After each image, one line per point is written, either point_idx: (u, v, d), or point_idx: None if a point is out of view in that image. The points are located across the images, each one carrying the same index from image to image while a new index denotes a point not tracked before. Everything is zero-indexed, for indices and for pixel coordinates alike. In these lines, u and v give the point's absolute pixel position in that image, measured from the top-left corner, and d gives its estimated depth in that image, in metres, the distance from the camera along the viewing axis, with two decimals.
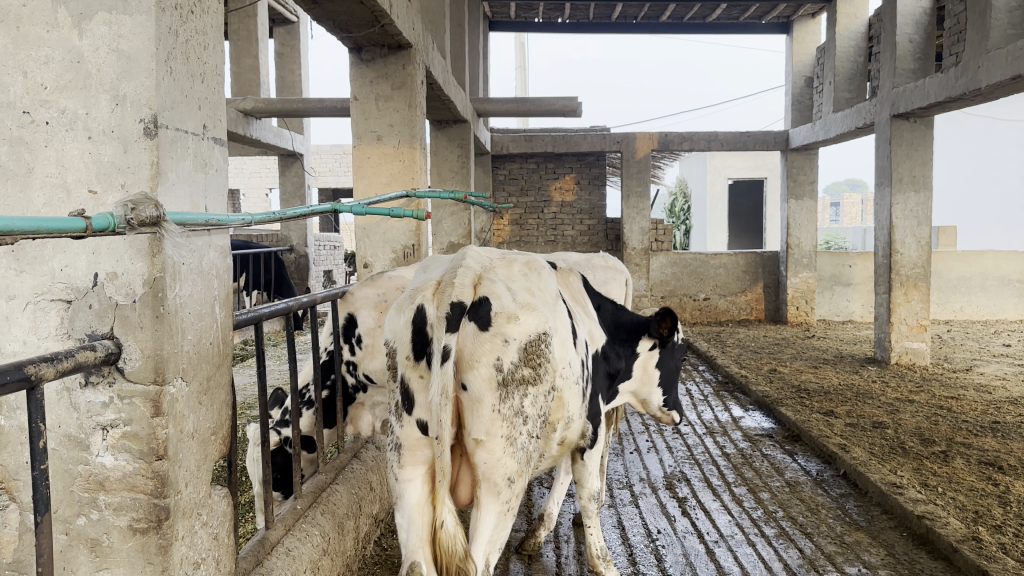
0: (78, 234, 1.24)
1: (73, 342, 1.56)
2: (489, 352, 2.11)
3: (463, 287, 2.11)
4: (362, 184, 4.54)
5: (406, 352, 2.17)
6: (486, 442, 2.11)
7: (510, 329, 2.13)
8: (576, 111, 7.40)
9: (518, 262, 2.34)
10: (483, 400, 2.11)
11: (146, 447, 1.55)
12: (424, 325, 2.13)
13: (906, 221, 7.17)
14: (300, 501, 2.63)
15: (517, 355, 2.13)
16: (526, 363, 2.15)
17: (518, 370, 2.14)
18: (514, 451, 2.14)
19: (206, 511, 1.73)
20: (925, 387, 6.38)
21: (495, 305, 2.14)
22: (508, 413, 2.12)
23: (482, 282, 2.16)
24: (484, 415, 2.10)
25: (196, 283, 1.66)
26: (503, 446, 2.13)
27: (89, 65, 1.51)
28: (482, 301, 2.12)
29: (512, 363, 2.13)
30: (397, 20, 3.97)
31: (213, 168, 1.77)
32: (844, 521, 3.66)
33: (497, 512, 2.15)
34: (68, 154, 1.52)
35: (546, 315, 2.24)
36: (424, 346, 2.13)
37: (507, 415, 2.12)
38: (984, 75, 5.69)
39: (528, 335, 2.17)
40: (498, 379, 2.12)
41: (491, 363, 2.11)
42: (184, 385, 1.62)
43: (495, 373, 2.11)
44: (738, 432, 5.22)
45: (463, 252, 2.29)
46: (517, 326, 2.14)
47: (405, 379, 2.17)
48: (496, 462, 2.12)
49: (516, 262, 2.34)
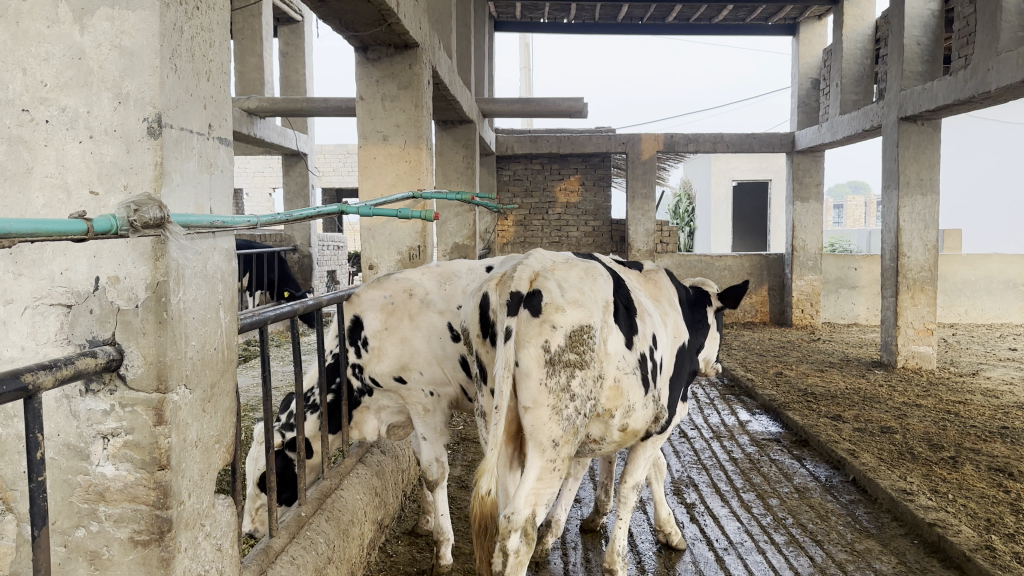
0: (80, 237, 1.19)
1: (73, 349, 1.51)
2: (538, 336, 2.32)
3: (520, 279, 2.37)
4: (368, 184, 4.49)
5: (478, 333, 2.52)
6: (534, 409, 2.31)
7: (558, 318, 2.33)
8: (582, 112, 7.35)
9: (582, 266, 2.51)
10: (530, 375, 2.31)
11: (148, 457, 1.50)
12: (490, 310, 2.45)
13: (914, 224, 7.11)
14: (305, 507, 2.58)
15: (564, 341, 2.32)
16: (571, 349, 2.33)
17: (564, 353, 2.32)
18: (561, 420, 2.31)
19: (209, 522, 1.68)
20: (932, 391, 6.32)
21: (545, 298, 2.35)
22: (555, 387, 2.31)
23: (538, 277, 2.39)
24: (533, 386, 2.31)
25: (200, 287, 1.61)
26: (549, 415, 2.30)
27: (91, 63, 1.46)
28: (536, 293, 2.35)
29: (558, 346, 2.32)
30: (404, 19, 3.92)
31: (218, 168, 1.72)
32: (854, 528, 3.60)
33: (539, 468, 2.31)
34: (68, 153, 1.48)
35: (597, 312, 2.40)
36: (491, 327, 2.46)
37: (553, 388, 2.31)
38: (994, 77, 5.63)
39: (575, 324, 2.35)
40: (547, 358, 2.31)
41: (540, 345, 2.31)
42: (187, 393, 1.57)
43: (543, 353, 2.31)
44: (745, 437, 5.16)
45: (530, 254, 2.54)
46: (563, 316, 2.34)
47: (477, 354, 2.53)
48: (541, 425, 2.30)
49: (579, 266, 2.50)
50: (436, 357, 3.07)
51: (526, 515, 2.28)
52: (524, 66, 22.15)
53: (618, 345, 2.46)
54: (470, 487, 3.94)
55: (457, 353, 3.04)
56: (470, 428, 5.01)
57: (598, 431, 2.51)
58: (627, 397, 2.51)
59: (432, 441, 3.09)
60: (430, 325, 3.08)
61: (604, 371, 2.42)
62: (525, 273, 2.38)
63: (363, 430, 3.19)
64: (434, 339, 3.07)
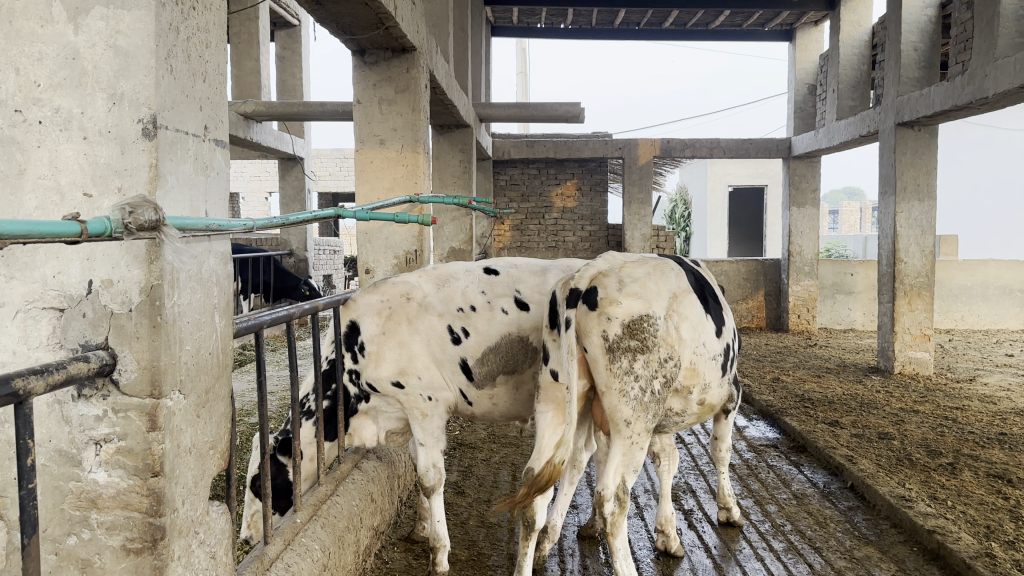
0: (72, 239, 1.16)
1: (65, 353, 1.48)
2: (596, 327, 2.61)
3: (581, 277, 2.66)
4: (365, 188, 4.48)
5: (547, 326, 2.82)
6: (604, 392, 2.62)
7: (614, 310, 2.60)
8: (579, 117, 7.33)
9: (647, 262, 2.76)
10: (597, 361, 2.63)
11: (141, 463, 1.47)
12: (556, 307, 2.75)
13: (910, 230, 7.11)
14: (299, 514, 2.56)
15: (620, 330, 2.60)
16: (630, 337, 2.60)
17: (622, 340, 2.60)
18: (627, 398, 2.60)
19: (203, 529, 1.65)
20: (929, 397, 6.31)
21: (601, 294, 2.62)
22: (619, 371, 2.60)
23: (600, 275, 2.67)
24: (601, 370, 2.62)
25: (194, 291, 1.58)
26: (618, 396, 2.61)
27: (85, 62, 1.44)
28: (591, 289, 2.63)
29: (618, 334, 2.60)
30: (402, 22, 3.91)
31: (213, 171, 1.70)
32: (852, 535, 3.58)
33: (621, 446, 2.60)
34: (61, 154, 1.45)
35: (654, 301, 2.65)
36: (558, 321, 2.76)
37: (617, 371, 2.60)
38: (991, 83, 5.63)
39: (634, 314, 2.61)
40: (607, 346, 2.61)
41: (599, 335, 2.61)
42: (181, 398, 1.55)
43: (604, 342, 2.61)
44: (743, 442, 5.14)
45: (599, 255, 2.80)
46: (619, 308, 2.60)
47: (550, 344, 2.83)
48: (612, 405, 2.61)
49: (646, 263, 2.75)
50: (436, 361, 3.09)
51: (616, 485, 2.57)
52: (520, 71, 22.13)
53: (689, 331, 2.74)
54: (466, 493, 3.92)
55: (459, 357, 3.07)
56: (467, 434, 4.98)
57: (680, 405, 2.85)
58: (703, 376, 2.83)
59: (430, 447, 3.03)
60: (429, 329, 3.08)
61: (677, 353, 2.70)
62: (588, 274, 2.67)
63: (362, 437, 3.18)
64: (433, 343, 3.07)
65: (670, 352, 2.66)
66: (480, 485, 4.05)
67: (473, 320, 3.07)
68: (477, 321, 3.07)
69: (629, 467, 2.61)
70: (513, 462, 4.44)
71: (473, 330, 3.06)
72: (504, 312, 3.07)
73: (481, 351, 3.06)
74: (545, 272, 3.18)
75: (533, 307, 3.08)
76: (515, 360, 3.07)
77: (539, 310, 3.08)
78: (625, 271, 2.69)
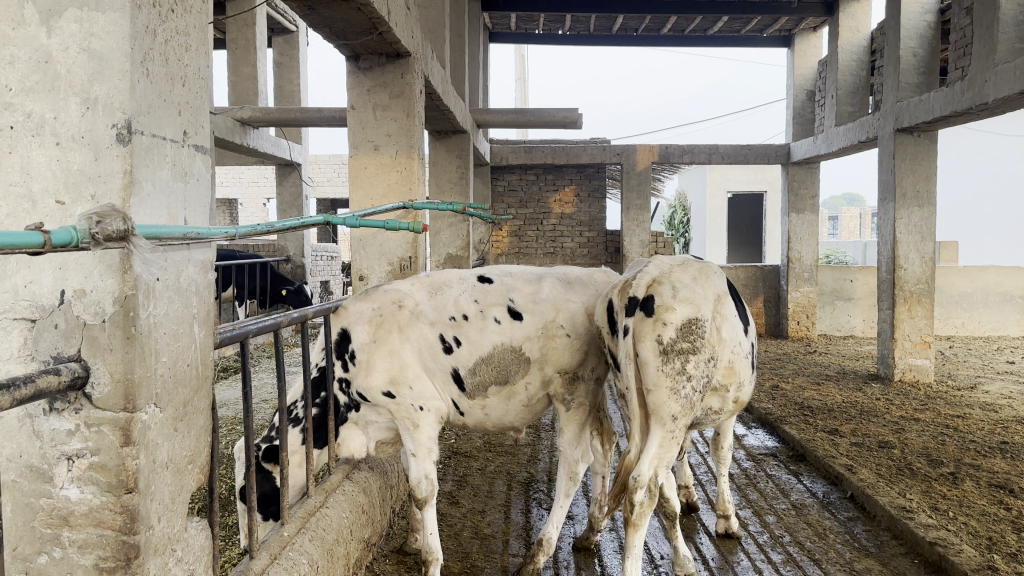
0: (35, 250, 1.11)
1: (36, 366, 1.43)
2: (652, 332, 2.61)
3: (636, 284, 2.66)
4: (359, 195, 4.43)
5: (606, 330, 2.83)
6: (654, 392, 2.61)
7: (669, 316, 2.61)
8: (577, 123, 7.30)
9: (691, 267, 2.78)
10: (650, 364, 2.62)
11: (114, 480, 1.42)
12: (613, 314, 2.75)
13: (910, 236, 7.07)
14: (288, 527, 2.50)
15: (674, 333, 2.60)
16: (682, 339, 2.60)
17: (676, 343, 2.60)
18: (679, 397, 2.60)
19: (180, 547, 1.61)
20: (930, 405, 6.26)
21: (657, 301, 2.63)
22: (671, 373, 2.60)
23: (655, 280, 2.68)
24: (651, 373, 2.61)
25: (171, 301, 1.54)
26: (666, 395, 2.59)
27: (58, 66, 1.40)
28: (648, 297, 2.64)
29: (672, 338, 2.60)
30: (396, 27, 3.86)
31: (193, 177, 1.65)
32: (852, 547, 3.53)
33: (662, 437, 2.62)
34: (33, 161, 1.41)
35: (704, 306, 2.66)
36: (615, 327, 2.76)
37: (670, 372, 2.60)
38: (991, 88, 5.59)
39: (685, 318, 2.62)
40: (661, 349, 2.60)
41: (654, 339, 2.60)
42: (158, 412, 1.50)
43: (658, 345, 2.60)
44: (742, 451, 5.09)
45: (647, 262, 2.81)
46: (674, 313, 2.61)
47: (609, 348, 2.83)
48: (661, 403, 2.60)
49: (690, 268, 2.77)
50: (427, 370, 3.06)
51: (651, 475, 2.59)
52: (518, 76, 22.12)
53: (730, 332, 2.74)
54: (460, 503, 3.86)
55: (450, 366, 3.05)
56: (462, 443, 4.93)
57: (717, 403, 2.83)
58: (740, 374, 2.80)
59: (421, 458, 2.97)
60: (421, 338, 3.04)
61: (718, 354, 2.70)
62: (646, 280, 2.67)
63: (351, 447, 3.13)
64: (425, 352, 3.04)
65: (716, 353, 2.68)
66: (474, 495, 3.99)
67: (464, 330, 3.04)
68: (469, 331, 3.04)
69: (662, 460, 2.63)
70: (508, 472, 4.39)
71: (465, 340, 3.03)
72: (496, 322, 3.04)
73: (473, 359, 3.03)
74: (539, 280, 3.13)
75: (527, 316, 3.04)
76: (507, 370, 3.04)
77: (533, 320, 3.04)
78: (673, 278, 2.70)
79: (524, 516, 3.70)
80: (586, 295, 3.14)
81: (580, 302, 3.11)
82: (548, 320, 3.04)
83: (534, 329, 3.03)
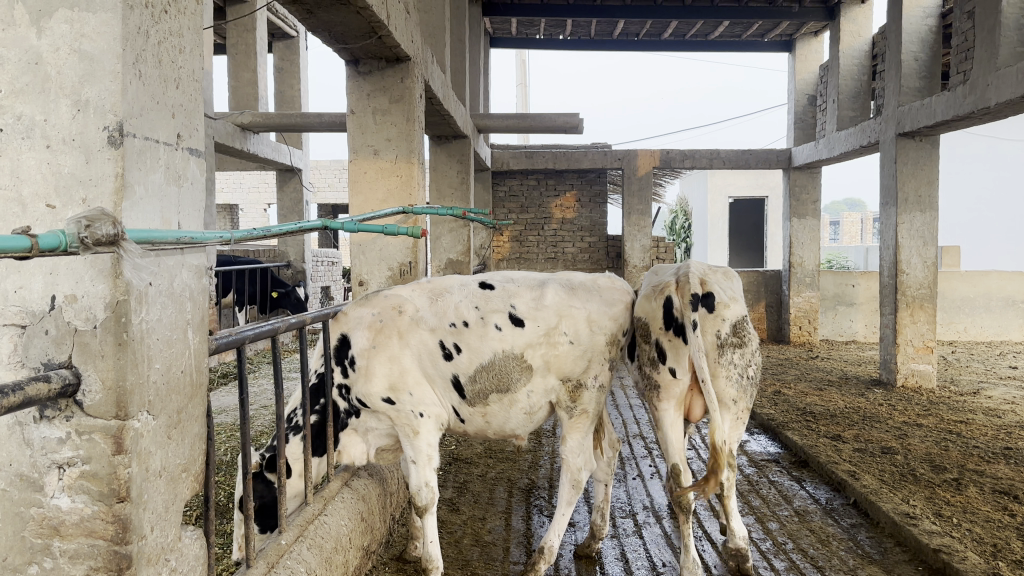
0: (23, 254, 1.09)
1: (26, 373, 1.41)
2: (713, 327, 2.98)
3: (696, 282, 2.99)
4: (358, 200, 4.41)
5: (656, 324, 3.08)
6: (716, 380, 3.00)
7: (727, 312, 3.00)
8: (577, 128, 7.28)
9: (718, 269, 3.19)
10: (710, 356, 2.99)
11: (106, 489, 1.40)
12: (669, 309, 3.03)
13: (913, 241, 7.04)
14: (285, 535, 2.47)
15: (729, 328, 3.01)
16: (734, 333, 3.02)
17: (731, 337, 3.01)
18: (734, 383, 3.02)
19: (174, 556, 1.58)
20: (933, 410, 6.22)
21: (716, 297, 2.99)
22: (728, 363, 3.01)
23: (707, 279, 3.03)
24: (713, 364, 2.98)
25: (165, 306, 1.52)
26: (725, 382, 3.00)
27: (48, 67, 1.38)
28: (709, 294, 2.98)
29: (727, 332, 3.01)
30: (396, 31, 3.85)
31: (187, 181, 1.63)
32: (856, 554, 3.49)
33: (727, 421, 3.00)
34: (23, 164, 1.39)
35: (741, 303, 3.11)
36: (670, 321, 3.04)
37: (726, 363, 3.00)
38: (993, 92, 5.57)
39: (737, 314, 3.03)
40: (719, 342, 2.99)
41: (715, 334, 2.98)
42: (150, 419, 1.47)
43: (718, 339, 2.99)
44: (744, 457, 5.05)
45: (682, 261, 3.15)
46: (729, 309, 3.01)
47: (657, 341, 3.08)
48: (723, 391, 3.00)
49: (717, 269, 3.18)
50: (427, 376, 3.04)
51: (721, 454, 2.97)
52: (519, 82, 22.12)
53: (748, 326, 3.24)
54: (461, 510, 3.83)
55: (450, 373, 3.03)
56: (463, 449, 4.90)
57: None
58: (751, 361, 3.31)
59: (421, 465, 2.94)
60: (420, 344, 3.01)
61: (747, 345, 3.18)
62: (704, 281, 3.02)
63: (350, 454, 3.10)
64: (425, 358, 3.02)
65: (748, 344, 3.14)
66: (475, 502, 3.96)
67: (465, 336, 3.01)
68: (469, 337, 3.01)
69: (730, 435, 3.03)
70: (509, 478, 4.35)
71: (465, 347, 3.01)
72: (498, 329, 3.01)
73: (474, 366, 3.01)
74: (542, 285, 3.09)
75: (528, 323, 3.01)
76: (508, 378, 3.01)
77: (535, 327, 3.01)
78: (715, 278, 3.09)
79: (525, 523, 3.67)
80: (590, 302, 3.10)
81: (583, 309, 3.08)
82: (551, 327, 3.01)
83: (536, 336, 3.00)
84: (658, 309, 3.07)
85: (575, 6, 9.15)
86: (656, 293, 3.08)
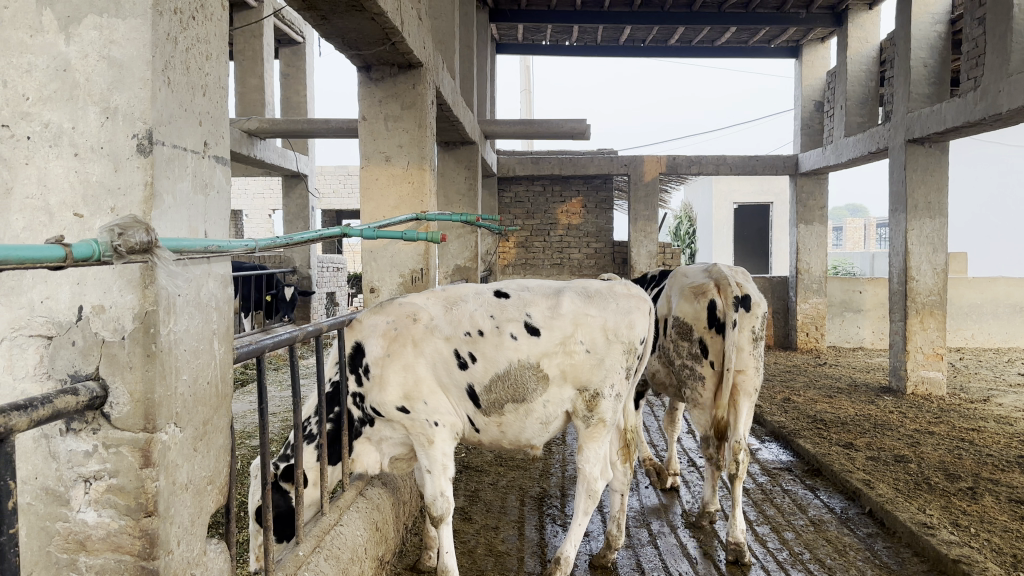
0: (57, 264, 1.06)
1: (52, 385, 1.38)
2: (749, 324, 3.59)
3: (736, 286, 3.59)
4: (370, 207, 4.40)
5: (700, 323, 3.67)
6: (746, 370, 3.57)
7: (759, 310, 3.62)
8: (585, 134, 7.27)
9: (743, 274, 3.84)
10: (744, 348, 3.59)
11: (133, 503, 1.37)
12: (714, 309, 3.62)
13: (922, 247, 7.01)
14: (303, 546, 2.44)
15: (760, 325, 3.63)
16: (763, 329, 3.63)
17: (759, 332, 3.62)
18: (759, 372, 3.61)
19: (200, 571, 1.55)
20: (944, 418, 6.17)
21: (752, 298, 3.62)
22: (756, 353, 3.61)
23: (742, 285, 3.66)
24: (745, 355, 3.57)
25: (192, 316, 1.49)
26: (753, 373, 3.57)
27: (76, 74, 1.36)
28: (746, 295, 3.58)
29: (758, 329, 3.62)
30: (409, 37, 3.83)
31: (213, 189, 1.61)
32: (873, 564, 3.46)
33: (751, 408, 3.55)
34: (50, 172, 1.36)
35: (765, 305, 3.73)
36: (714, 319, 3.62)
37: (755, 355, 3.60)
38: (1005, 98, 5.54)
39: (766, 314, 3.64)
40: (753, 336, 3.60)
41: (750, 330, 3.59)
42: (178, 431, 1.45)
43: (752, 334, 3.60)
44: (756, 466, 5.01)
45: (720, 268, 3.75)
46: (761, 308, 3.63)
47: (700, 338, 3.67)
48: (752, 379, 3.57)
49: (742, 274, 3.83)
50: (442, 386, 3.01)
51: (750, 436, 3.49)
52: (524, 88, 22.18)
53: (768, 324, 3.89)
54: (474, 519, 3.80)
55: (465, 382, 3.00)
56: (474, 457, 4.87)
57: None
58: None
59: (437, 474, 2.92)
60: (435, 352, 2.99)
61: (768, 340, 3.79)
62: (741, 286, 3.64)
63: (364, 463, 3.08)
64: (440, 366, 2.99)
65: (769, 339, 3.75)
66: (488, 511, 3.92)
67: (480, 345, 2.98)
68: (485, 346, 2.98)
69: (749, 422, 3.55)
70: (521, 486, 4.32)
71: (480, 356, 2.98)
72: (513, 338, 2.98)
73: (489, 376, 2.98)
74: (558, 294, 3.07)
75: (544, 333, 2.99)
76: (525, 387, 2.99)
77: (551, 336, 2.99)
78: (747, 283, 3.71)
79: (539, 533, 3.64)
80: (606, 310, 3.08)
81: (599, 317, 3.06)
82: (567, 336, 3.00)
83: (552, 345, 2.98)
84: (702, 310, 3.68)
85: (582, 12, 9.14)
86: (699, 296, 3.71)
